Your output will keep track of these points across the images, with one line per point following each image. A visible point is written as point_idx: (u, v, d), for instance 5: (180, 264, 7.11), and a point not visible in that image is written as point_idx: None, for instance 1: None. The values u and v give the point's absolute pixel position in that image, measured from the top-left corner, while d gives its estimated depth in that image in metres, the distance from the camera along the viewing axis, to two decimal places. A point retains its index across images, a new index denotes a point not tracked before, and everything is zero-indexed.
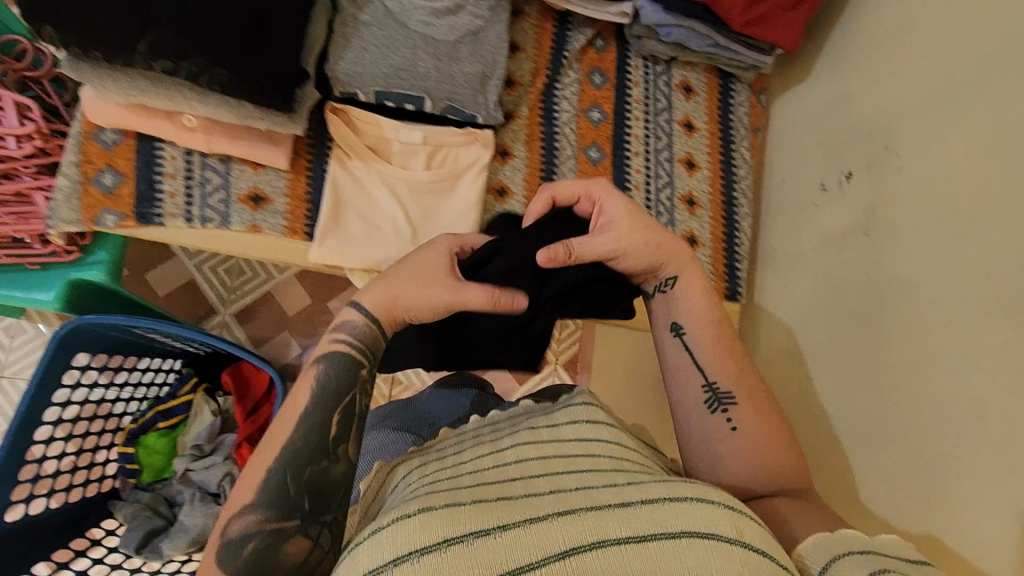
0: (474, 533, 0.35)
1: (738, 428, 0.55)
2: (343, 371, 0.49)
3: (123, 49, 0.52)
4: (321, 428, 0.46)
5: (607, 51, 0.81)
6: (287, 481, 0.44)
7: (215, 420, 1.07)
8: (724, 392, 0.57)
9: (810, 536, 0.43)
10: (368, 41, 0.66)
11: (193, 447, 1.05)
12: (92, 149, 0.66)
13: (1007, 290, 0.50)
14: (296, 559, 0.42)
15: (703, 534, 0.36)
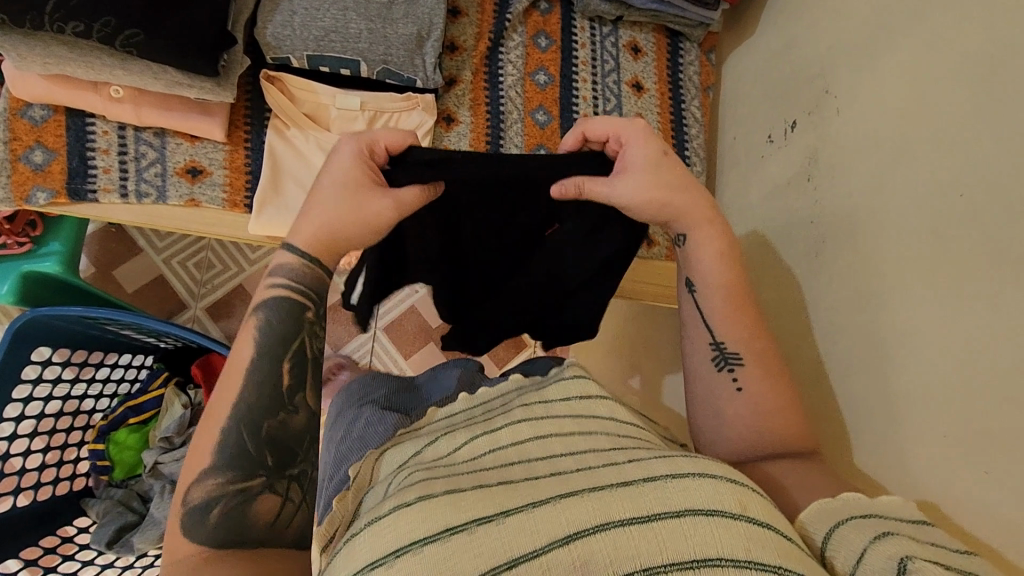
0: (476, 521, 0.33)
1: (743, 389, 0.52)
2: (289, 320, 0.47)
3: (31, 11, 0.51)
4: (271, 373, 0.45)
5: (551, 13, 0.80)
6: (244, 437, 0.43)
7: (185, 413, 0.96)
8: (731, 351, 0.54)
9: (812, 504, 0.40)
10: (297, 4, 0.65)
11: (164, 440, 0.96)
12: (19, 126, 0.65)
13: (947, 219, 0.49)
14: (266, 517, 0.41)
15: (709, 511, 0.33)
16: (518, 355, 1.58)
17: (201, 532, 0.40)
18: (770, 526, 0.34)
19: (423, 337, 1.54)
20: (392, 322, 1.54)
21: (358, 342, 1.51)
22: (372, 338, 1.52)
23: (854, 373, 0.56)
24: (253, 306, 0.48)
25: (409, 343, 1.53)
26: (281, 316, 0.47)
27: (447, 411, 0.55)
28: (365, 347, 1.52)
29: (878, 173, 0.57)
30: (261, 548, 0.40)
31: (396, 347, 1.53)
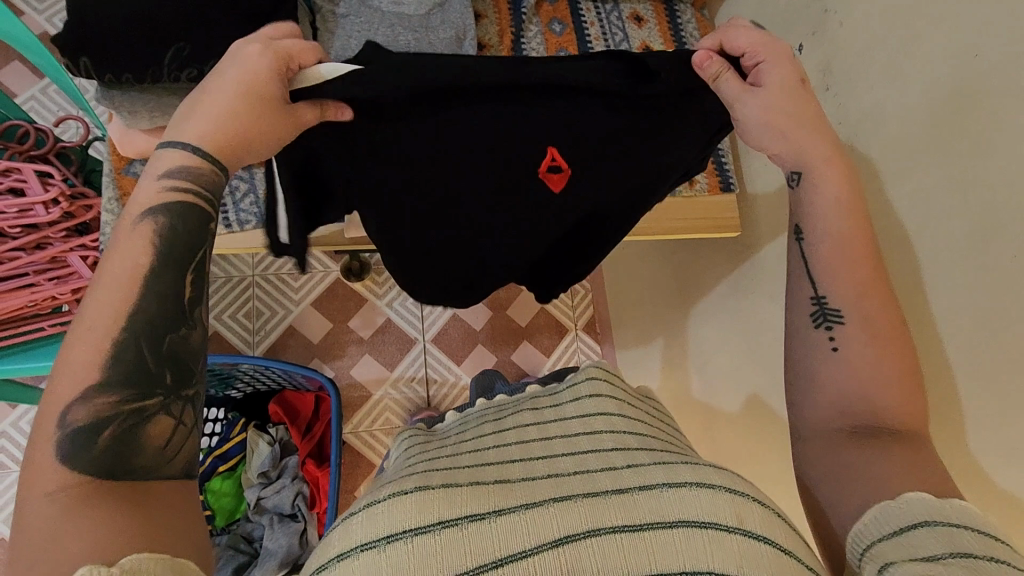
0: (469, 518, 0.42)
1: (840, 349, 0.58)
2: (189, 222, 0.52)
3: (152, 66, 0.59)
4: (174, 289, 0.49)
5: (558, 1, 0.89)
6: (141, 355, 0.46)
7: (272, 449, 1.19)
8: (832, 308, 0.60)
9: (875, 506, 0.47)
10: (351, 29, 0.74)
11: (262, 475, 1.16)
12: (125, 182, 0.72)
13: (974, 81, 0.60)
14: (158, 441, 0.45)
15: (701, 524, 0.41)
16: (563, 341, 1.65)
17: (86, 451, 0.42)
18: (765, 542, 0.41)
19: (470, 342, 1.61)
20: (438, 332, 1.60)
21: (410, 358, 1.57)
22: (422, 351, 1.58)
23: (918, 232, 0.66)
24: (146, 204, 0.51)
25: (459, 350, 1.60)
26: (183, 221, 0.52)
27: (474, 442, 0.65)
28: (418, 361, 1.57)
29: (898, 64, 0.69)
30: (145, 476, 0.43)
31: (447, 355, 1.59)
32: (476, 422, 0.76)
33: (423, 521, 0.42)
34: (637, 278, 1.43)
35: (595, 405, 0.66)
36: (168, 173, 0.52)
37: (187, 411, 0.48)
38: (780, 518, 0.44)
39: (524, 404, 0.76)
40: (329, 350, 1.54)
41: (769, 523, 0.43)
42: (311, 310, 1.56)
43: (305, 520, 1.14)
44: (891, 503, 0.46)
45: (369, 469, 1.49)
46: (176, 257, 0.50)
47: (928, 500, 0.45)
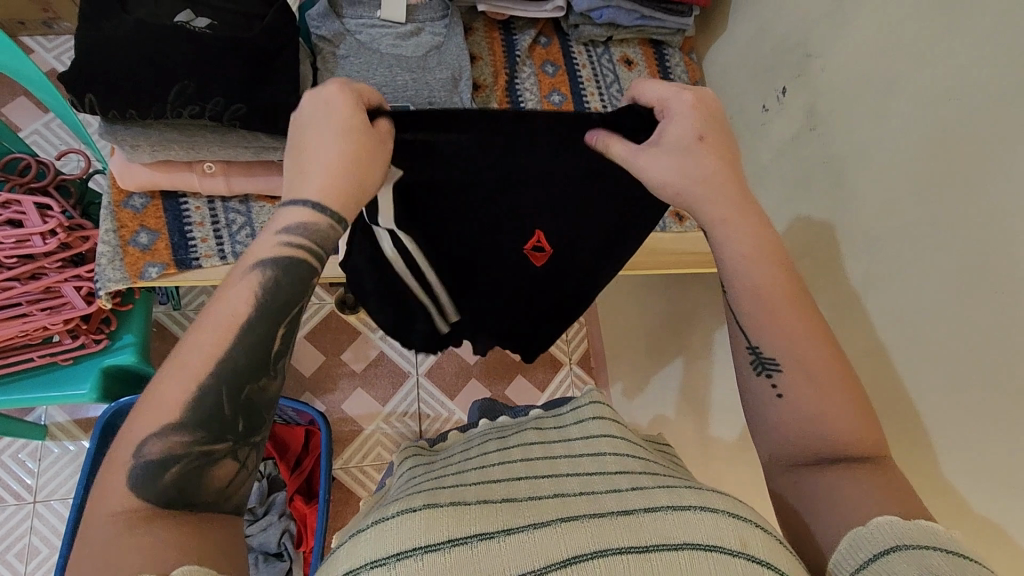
0: (478, 537, 0.42)
1: (783, 396, 0.58)
2: (294, 277, 0.52)
3: (157, 102, 0.61)
4: (266, 341, 0.49)
5: (551, 45, 0.93)
6: (224, 400, 0.47)
7: (263, 483, 1.16)
8: (768, 357, 0.60)
9: (848, 535, 0.47)
10: (351, 69, 0.77)
11: (249, 512, 1.13)
12: (124, 215, 0.72)
13: (946, 120, 0.63)
14: (219, 480, 0.47)
15: (707, 547, 0.40)
16: (557, 375, 1.64)
17: (151, 485, 0.43)
18: (769, 566, 0.40)
19: (464, 376, 1.60)
20: (431, 366, 1.59)
21: (403, 393, 1.56)
22: (415, 385, 1.57)
23: (898, 268, 0.68)
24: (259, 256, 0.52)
25: (453, 384, 1.59)
26: (288, 273, 0.52)
27: (478, 460, 0.65)
28: (411, 395, 1.56)
29: (875, 104, 0.72)
30: (202, 508, 0.45)
31: (440, 389, 1.58)
32: (479, 440, 0.75)
33: (432, 539, 0.42)
34: (631, 311, 1.44)
35: (598, 426, 0.67)
36: (286, 226, 0.53)
37: (245, 454, 0.49)
38: (779, 543, 0.44)
39: (528, 424, 0.76)
40: (322, 383, 1.53)
41: (771, 547, 0.42)
42: (303, 343, 1.55)
43: (291, 560, 1.12)
44: (865, 528, 0.46)
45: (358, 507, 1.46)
46: (275, 307, 0.50)
47: (898, 522, 0.44)
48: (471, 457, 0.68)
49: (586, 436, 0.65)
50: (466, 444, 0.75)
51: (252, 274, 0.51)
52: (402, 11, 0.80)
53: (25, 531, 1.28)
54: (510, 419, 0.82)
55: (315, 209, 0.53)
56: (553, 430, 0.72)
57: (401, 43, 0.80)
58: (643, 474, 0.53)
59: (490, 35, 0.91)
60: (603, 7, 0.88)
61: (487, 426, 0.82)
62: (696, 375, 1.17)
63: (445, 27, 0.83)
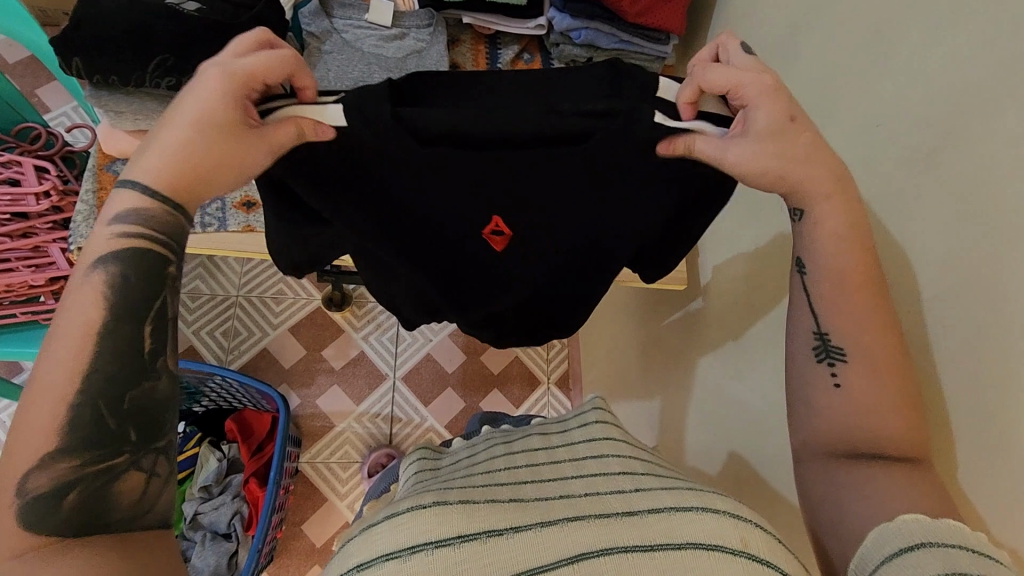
0: (487, 534, 0.45)
1: (840, 383, 0.61)
2: (142, 269, 0.53)
3: (137, 71, 0.67)
4: (132, 339, 0.50)
5: (534, 61, 0.98)
6: (101, 414, 0.47)
7: (221, 463, 1.20)
8: (835, 346, 0.62)
9: (876, 530, 0.51)
10: (332, 63, 0.83)
11: (204, 489, 1.17)
12: (105, 177, 0.78)
13: (885, 146, 0.66)
14: (132, 491, 0.47)
15: (709, 545, 0.43)
16: (534, 393, 1.64)
17: (48, 519, 0.43)
18: (766, 563, 0.44)
19: (441, 384, 1.61)
20: (409, 371, 1.60)
21: (378, 394, 1.57)
22: (391, 388, 1.58)
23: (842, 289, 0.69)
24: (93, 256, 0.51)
25: (429, 390, 1.60)
26: (132, 268, 0.52)
27: (488, 461, 0.67)
28: (386, 398, 1.57)
29: (826, 131, 0.75)
30: (124, 529, 0.46)
31: (416, 394, 1.59)
32: (483, 446, 0.76)
33: (444, 534, 0.44)
34: (607, 333, 1.45)
35: (600, 430, 0.69)
36: (118, 217, 0.53)
37: (158, 462, 0.50)
38: (776, 540, 0.47)
39: (533, 430, 0.77)
40: (299, 377, 1.56)
41: (772, 549, 0.45)
42: (288, 335, 1.59)
43: (238, 542, 1.13)
44: (890, 525, 0.50)
45: (321, 503, 1.46)
46: (130, 305, 0.51)
47: (925, 520, 0.49)
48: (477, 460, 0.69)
49: (589, 438, 0.68)
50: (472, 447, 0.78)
51: (91, 283, 0.50)
52: (389, 16, 0.86)
53: None
54: (513, 428, 0.82)
55: (146, 194, 0.53)
56: (556, 434, 0.73)
57: (383, 44, 0.86)
58: (646, 476, 0.56)
59: (476, 48, 0.97)
60: (581, 28, 0.92)
61: (489, 434, 0.82)
62: (660, 398, 1.17)
63: (429, 34, 0.89)
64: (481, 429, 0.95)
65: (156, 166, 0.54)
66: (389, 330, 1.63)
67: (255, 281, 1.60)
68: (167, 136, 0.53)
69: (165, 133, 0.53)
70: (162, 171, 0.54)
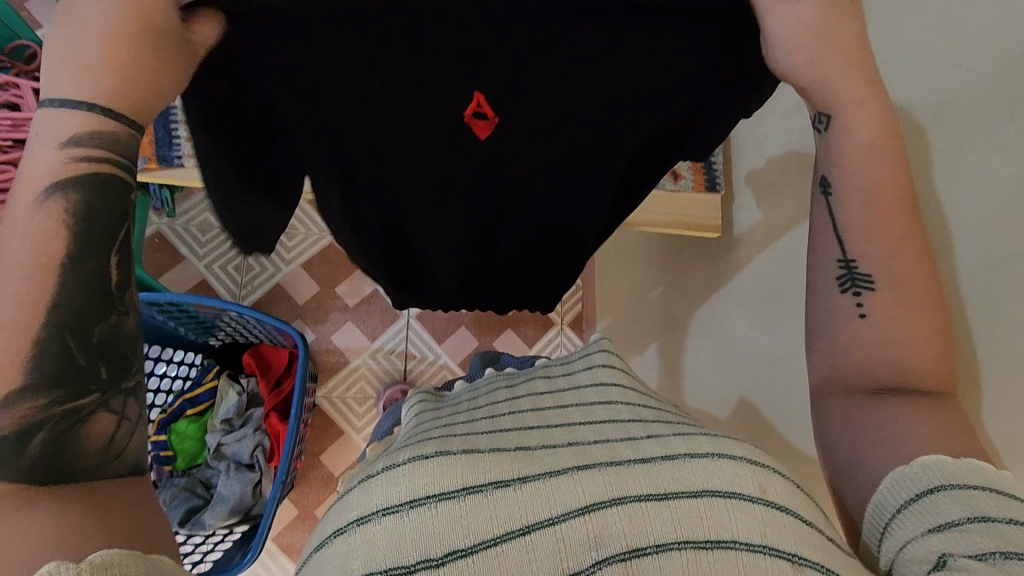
0: (492, 486, 0.44)
1: (866, 315, 0.59)
2: (105, 195, 0.46)
3: None
4: (103, 271, 0.45)
5: None
6: (69, 347, 0.42)
7: (241, 398, 1.21)
8: (861, 273, 0.60)
9: (894, 471, 0.50)
10: None
11: (226, 422, 1.19)
12: None
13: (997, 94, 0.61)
14: (103, 433, 0.42)
15: (725, 494, 0.43)
16: (547, 333, 1.64)
17: (9, 463, 0.38)
18: (783, 508, 0.44)
19: (455, 322, 1.61)
20: (423, 309, 1.60)
21: (393, 331, 1.57)
22: (405, 326, 1.58)
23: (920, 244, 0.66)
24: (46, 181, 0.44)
25: (443, 329, 1.60)
26: (101, 197, 0.46)
27: (491, 403, 0.66)
28: (400, 335, 1.57)
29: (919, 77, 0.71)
30: (96, 474, 0.41)
31: (430, 332, 1.59)
32: (486, 390, 0.74)
33: (446, 487, 0.43)
34: (625, 278, 1.43)
35: (606, 375, 0.68)
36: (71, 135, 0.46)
37: (128, 403, 0.45)
38: (796, 488, 0.47)
39: (536, 375, 0.75)
40: (314, 312, 1.55)
41: (790, 495, 0.45)
42: (300, 271, 1.57)
43: (261, 472, 1.15)
44: (912, 465, 0.49)
45: (338, 435, 1.49)
46: (99, 236, 0.45)
47: (948, 461, 0.48)
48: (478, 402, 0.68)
49: (595, 381, 0.67)
50: (471, 392, 0.77)
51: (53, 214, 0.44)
52: None
53: None
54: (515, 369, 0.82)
55: (101, 112, 0.46)
56: (562, 378, 0.72)
57: None
58: (656, 422, 0.55)
59: None
60: None
61: (491, 378, 0.81)
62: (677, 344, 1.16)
63: None
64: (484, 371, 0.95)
65: (88, 71, 0.45)
66: None
67: None
68: (77, 39, 0.45)
69: (74, 33, 0.45)
70: (110, 71, 0.46)
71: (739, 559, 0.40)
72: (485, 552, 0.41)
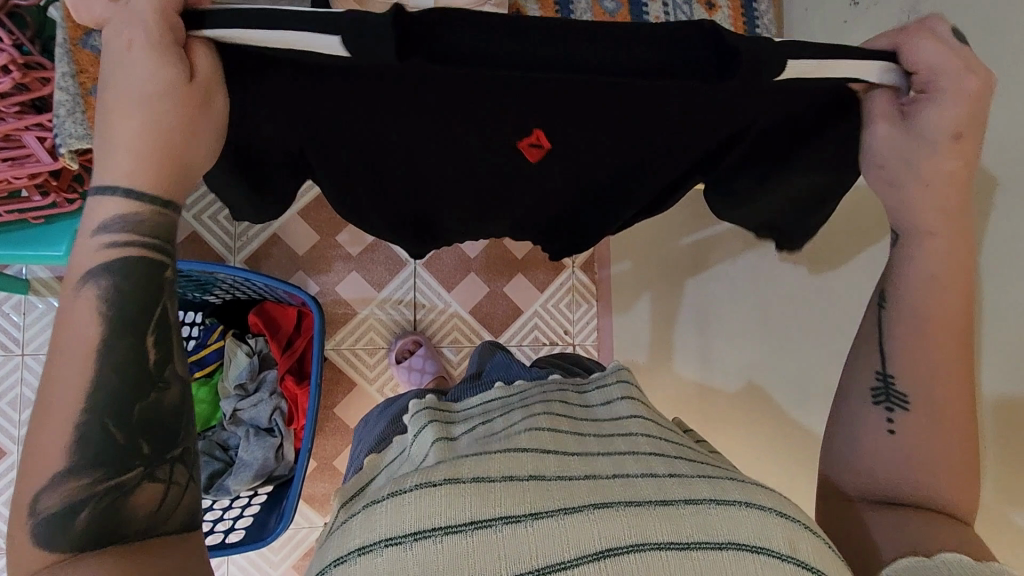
0: (504, 520, 0.43)
1: (896, 432, 0.61)
2: (137, 281, 0.49)
3: None
4: (134, 352, 0.47)
5: None
6: (110, 431, 0.46)
7: (252, 360, 1.17)
8: (898, 393, 0.62)
9: (908, 560, 0.53)
10: None
11: (238, 388, 1.15)
12: (83, 56, 0.78)
13: None
14: (148, 504, 0.46)
15: (749, 549, 0.42)
16: (559, 276, 1.59)
17: (68, 536, 0.43)
18: (814, 570, 0.43)
19: (464, 268, 1.54)
20: (431, 256, 1.52)
21: (400, 280, 1.51)
22: (412, 274, 1.51)
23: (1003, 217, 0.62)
24: (85, 272, 0.48)
25: (451, 276, 1.53)
26: (132, 278, 0.49)
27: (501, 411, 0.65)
28: (408, 284, 1.51)
29: None
30: (143, 538, 0.45)
31: (438, 280, 1.53)
32: (499, 398, 0.70)
33: (454, 520, 0.43)
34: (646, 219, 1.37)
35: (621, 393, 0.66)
36: (105, 228, 0.49)
37: (176, 470, 0.48)
38: (830, 549, 0.46)
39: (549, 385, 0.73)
40: (315, 262, 1.47)
41: (818, 551, 0.44)
42: (297, 218, 1.47)
43: (282, 436, 1.13)
44: (928, 560, 0.52)
45: (350, 387, 1.47)
46: (129, 319, 0.48)
47: (966, 561, 0.50)
48: (489, 410, 0.66)
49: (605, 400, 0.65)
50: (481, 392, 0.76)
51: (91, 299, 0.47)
52: None
53: (15, 381, 1.30)
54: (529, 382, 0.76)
55: (132, 199, 0.50)
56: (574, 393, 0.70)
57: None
58: (679, 459, 0.52)
59: None
60: None
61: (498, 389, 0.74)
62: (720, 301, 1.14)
63: None
64: (492, 361, 0.92)
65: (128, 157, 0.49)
66: None
67: None
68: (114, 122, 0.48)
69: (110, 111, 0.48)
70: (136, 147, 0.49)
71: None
72: None
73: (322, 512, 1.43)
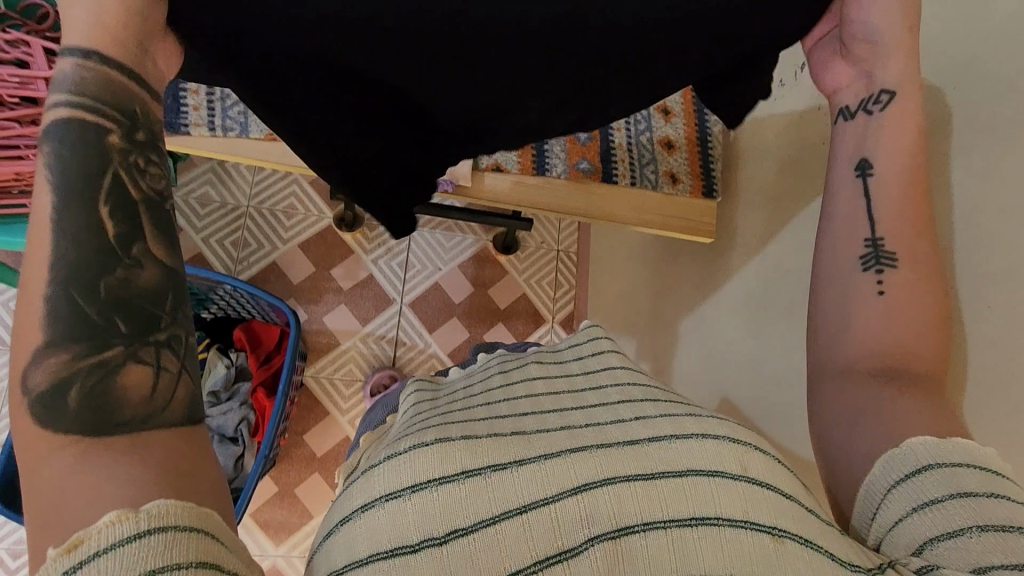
0: (490, 467, 0.44)
1: (886, 290, 0.62)
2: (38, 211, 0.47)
3: None
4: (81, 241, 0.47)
5: None
6: (80, 304, 0.43)
7: (229, 371, 1.23)
8: (885, 250, 0.63)
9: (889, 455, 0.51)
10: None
11: (212, 394, 1.20)
12: None
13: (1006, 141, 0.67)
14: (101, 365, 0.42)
15: (708, 471, 0.45)
16: (538, 330, 1.65)
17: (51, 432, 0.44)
18: (762, 484, 0.45)
19: (447, 313, 1.61)
20: (417, 298, 1.60)
21: (384, 317, 1.58)
22: (397, 313, 1.59)
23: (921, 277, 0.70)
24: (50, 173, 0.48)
25: (435, 318, 1.60)
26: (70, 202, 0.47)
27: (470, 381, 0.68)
28: (391, 322, 1.58)
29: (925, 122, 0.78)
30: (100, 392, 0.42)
31: (421, 321, 1.60)
32: (479, 370, 0.72)
33: (446, 471, 0.44)
34: (621, 272, 1.48)
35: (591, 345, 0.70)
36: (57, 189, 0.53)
37: (162, 356, 0.45)
38: (774, 460, 0.49)
39: (528, 357, 0.72)
40: (307, 293, 1.56)
41: (770, 469, 0.47)
42: (296, 251, 1.58)
43: (245, 446, 1.18)
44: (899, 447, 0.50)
45: (322, 418, 1.50)
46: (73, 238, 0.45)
47: (931, 441, 0.50)
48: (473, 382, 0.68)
49: (579, 358, 0.69)
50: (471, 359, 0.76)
51: (37, 165, 0.46)
52: None
53: None
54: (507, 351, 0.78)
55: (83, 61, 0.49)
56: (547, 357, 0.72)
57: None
58: (646, 402, 0.54)
59: None
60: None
61: (484, 359, 0.77)
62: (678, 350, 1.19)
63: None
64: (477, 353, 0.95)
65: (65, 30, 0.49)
66: (399, 255, 1.61)
67: (265, 193, 1.58)
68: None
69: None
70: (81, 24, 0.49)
71: (721, 534, 0.42)
72: (484, 532, 0.42)
73: (276, 541, 1.41)
